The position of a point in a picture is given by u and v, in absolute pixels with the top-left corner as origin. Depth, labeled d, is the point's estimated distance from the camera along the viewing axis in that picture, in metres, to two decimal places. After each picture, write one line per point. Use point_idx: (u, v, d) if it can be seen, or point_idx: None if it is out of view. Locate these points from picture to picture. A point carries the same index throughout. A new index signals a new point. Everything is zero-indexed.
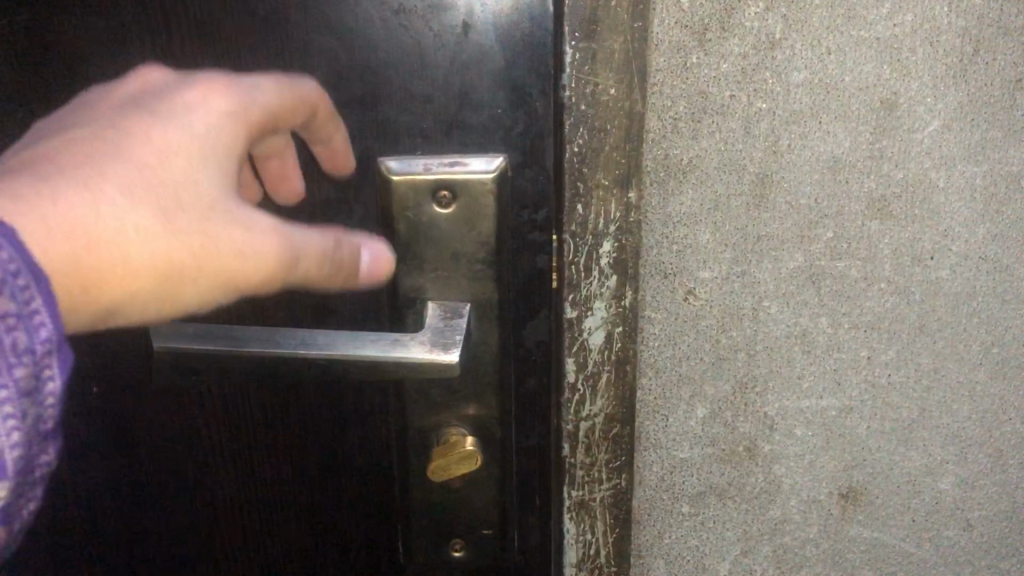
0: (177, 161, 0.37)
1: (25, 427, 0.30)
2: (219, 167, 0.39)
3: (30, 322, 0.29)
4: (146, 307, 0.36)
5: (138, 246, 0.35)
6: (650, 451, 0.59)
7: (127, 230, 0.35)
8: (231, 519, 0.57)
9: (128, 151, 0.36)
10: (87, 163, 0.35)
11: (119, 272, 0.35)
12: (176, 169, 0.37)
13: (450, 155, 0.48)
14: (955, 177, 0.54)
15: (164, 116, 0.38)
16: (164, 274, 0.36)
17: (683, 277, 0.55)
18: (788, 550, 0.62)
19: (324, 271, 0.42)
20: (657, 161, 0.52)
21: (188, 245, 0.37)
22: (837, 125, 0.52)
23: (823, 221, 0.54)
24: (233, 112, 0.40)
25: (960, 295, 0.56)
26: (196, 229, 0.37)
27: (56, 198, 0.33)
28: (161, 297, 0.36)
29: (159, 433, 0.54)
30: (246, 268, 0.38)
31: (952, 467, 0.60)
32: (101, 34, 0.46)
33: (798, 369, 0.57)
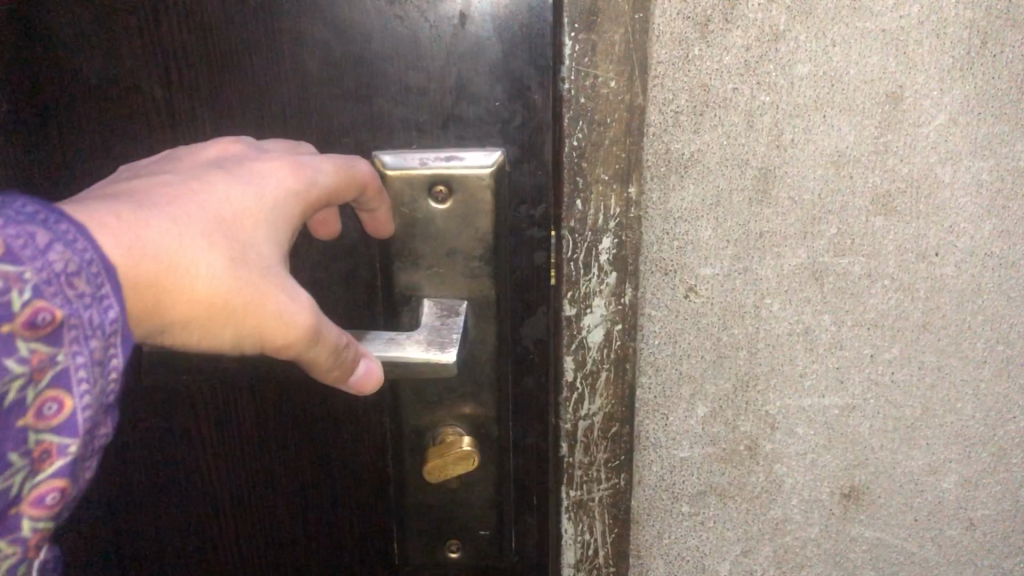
0: (248, 223, 0.38)
1: (94, 396, 0.31)
2: (280, 236, 0.39)
3: (101, 302, 0.30)
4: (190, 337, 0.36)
5: (204, 279, 0.35)
6: (649, 450, 0.58)
7: (197, 266, 0.35)
8: (236, 507, 0.59)
9: (212, 202, 0.37)
10: (174, 204, 0.36)
11: (181, 297, 0.35)
12: (247, 232, 0.37)
13: (446, 150, 0.49)
14: (961, 172, 0.53)
15: (245, 182, 0.39)
16: (216, 312, 0.35)
17: (684, 274, 0.53)
18: (788, 550, 0.61)
19: (331, 363, 0.41)
20: (658, 155, 0.51)
21: (244, 292, 0.36)
22: (841, 119, 0.51)
23: (826, 217, 0.53)
24: (298, 191, 0.41)
25: (964, 292, 0.55)
26: (254, 281, 0.36)
27: (143, 226, 0.34)
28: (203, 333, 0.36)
29: (158, 417, 0.56)
30: (286, 334, 0.37)
31: (955, 466, 0.59)
32: (100, 26, 0.47)
33: (800, 367, 0.56)
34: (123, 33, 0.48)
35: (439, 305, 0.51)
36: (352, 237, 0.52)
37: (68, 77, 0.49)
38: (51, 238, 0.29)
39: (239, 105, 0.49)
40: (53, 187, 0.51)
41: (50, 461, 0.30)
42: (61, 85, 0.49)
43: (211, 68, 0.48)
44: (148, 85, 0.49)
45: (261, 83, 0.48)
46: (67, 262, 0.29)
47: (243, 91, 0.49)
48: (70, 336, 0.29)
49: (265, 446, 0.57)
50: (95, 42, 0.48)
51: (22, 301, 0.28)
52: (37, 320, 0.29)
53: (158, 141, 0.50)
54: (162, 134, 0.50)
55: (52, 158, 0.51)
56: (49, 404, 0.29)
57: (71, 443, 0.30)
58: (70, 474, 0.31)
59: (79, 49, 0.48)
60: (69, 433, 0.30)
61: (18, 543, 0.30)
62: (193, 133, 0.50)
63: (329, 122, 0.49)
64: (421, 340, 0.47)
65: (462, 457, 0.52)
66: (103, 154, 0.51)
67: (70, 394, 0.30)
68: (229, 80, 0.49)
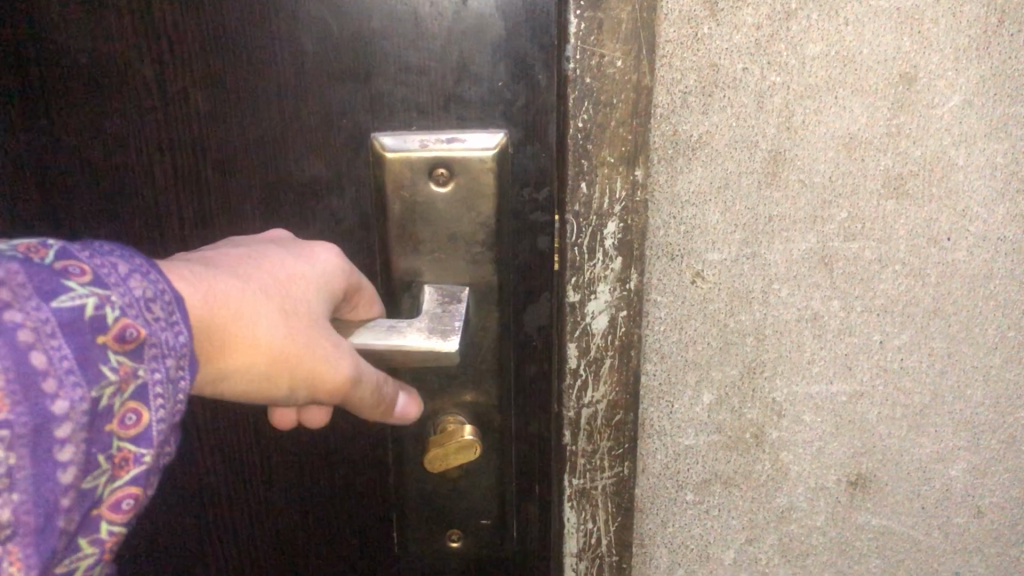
0: (301, 286, 0.41)
1: (167, 412, 0.32)
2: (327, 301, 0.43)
3: (172, 326, 0.32)
4: (247, 381, 0.39)
5: (265, 330, 0.38)
6: (653, 438, 0.56)
7: (259, 318, 0.38)
8: (231, 498, 0.57)
9: (274, 265, 0.40)
10: (244, 266, 0.39)
11: (244, 346, 0.38)
12: (300, 287, 0.41)
13: (448, 131, 0.48)
14: (975, 155, 0.51)
15: (299, 250, 0.43)
16: (273, 362, 0.38)
17: (691, 259, 0.52)
18: (794, 538, 0.60)
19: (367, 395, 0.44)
20: (665, 137, 0.49)
21: (299, 344, 0.39)
22: (853, 100, 0.49)
23: (836, 200, 0.52)
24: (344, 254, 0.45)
25: (976, 277, 0.54)
26: (305, 334, 0.40)
27: (218, 281, 0.37)
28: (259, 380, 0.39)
29: None
30: (331, 378, 0.41)
31: (964, 454, 0.58)
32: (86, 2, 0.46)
33: (807, 354, 0.55)
34: (110, 9, 0.46)
35: (441, 291, 0.49)
36: (351, 222, 0.51)
37: (52, 55, 0.47)
38: (131, 268, 0.32)
39: (232, 85, 0.47)
40: (40, 169, 0.50)
41: (127, 469, 0.31)
42: (44, 64, 0.47)
43: (204, 46, 0.47)
44: (138, 63, 0.47)
45: (256, 62, 0.47)
46: (145, 289, 0.32)
47: (236, 70, 0.47)
48: (150, 353, 0.31)
49: (261, 434, 0.56)
50: (81, 19, 0.46)
51: (114, 315, 0.30)
52: (125, 335, 0.30)
53: (149, 124, 0.49)
54: (152, 115, 0.48)
55: (37, 139, 0.49)
56: (130, 416, 0.31)
57: (146, 452, 0.31)
58: (145, 482, 0.31)
59: (64, 26, 0.46)
60: (146, 443, 0.31)
61: (94, 547, 0.31)
62: (184, 115, 0.48)
63: (326, 107, 0.48)
64: (423, 329, 0.45)
65: (465, 446, 0.51)
66: (90, 135, 0.49)
67: (148, 407, 0.31)
68: (221, 59, 0.47)
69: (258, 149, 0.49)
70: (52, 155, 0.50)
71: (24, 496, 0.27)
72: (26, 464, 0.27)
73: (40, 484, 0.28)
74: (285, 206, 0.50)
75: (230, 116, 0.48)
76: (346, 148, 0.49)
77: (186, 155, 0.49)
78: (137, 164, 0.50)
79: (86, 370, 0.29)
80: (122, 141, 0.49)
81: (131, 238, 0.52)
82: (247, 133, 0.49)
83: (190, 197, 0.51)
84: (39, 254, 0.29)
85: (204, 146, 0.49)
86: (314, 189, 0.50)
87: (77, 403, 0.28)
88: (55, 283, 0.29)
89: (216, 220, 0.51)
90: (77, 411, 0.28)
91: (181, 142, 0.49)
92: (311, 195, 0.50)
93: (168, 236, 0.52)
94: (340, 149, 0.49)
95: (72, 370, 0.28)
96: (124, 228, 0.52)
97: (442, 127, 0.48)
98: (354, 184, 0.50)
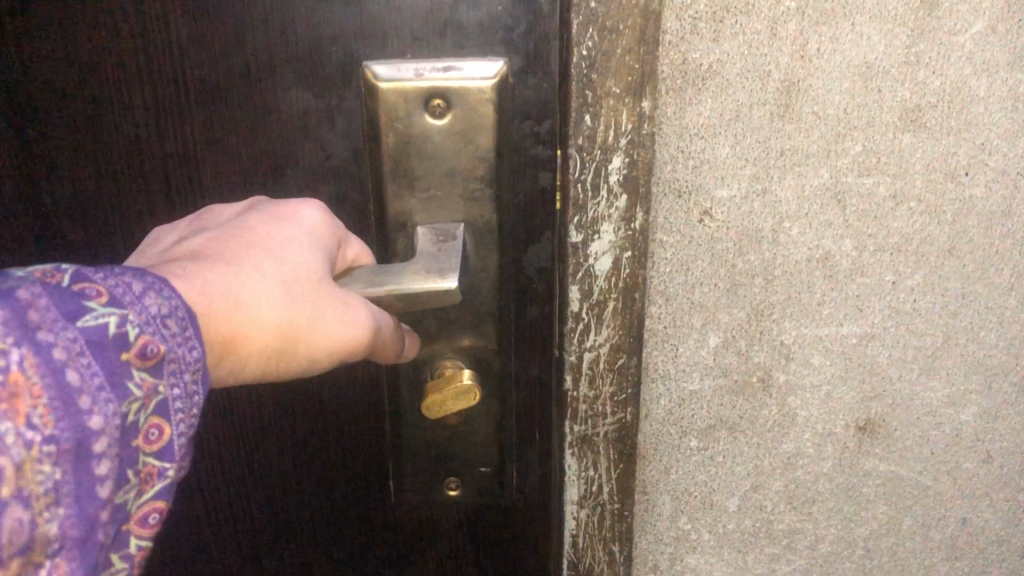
0: (294, 253, 0.38)
1: (186, 426, 0.31)
2: (327, 263, 0.40)
3: (187, 340, 0.31)
4: (264, 366, 0.37)
5: (268, 311, 0.36)
6: (657, 382, 0.55)
7: (258, 299, 0.36)
8: (219, 445, 0.56)
9: (258, 241, 0.38)
10: (226, 250, 0.37)
11: (250, 332, 0.35)
12: (292, 254, 0.38)
13: (444, 60, 0.45)
14: (997, 86, 0.49)
15: (278, 217, 0.40)
16: (283, 340, 0.37)
17: (699, 196, 0.50)
18: (800, 485, 0.58)
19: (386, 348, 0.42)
20: (674, 66, 0.47)
21: (305, 316, 0.37)
22: (872, 27, 0.47)
23: (851, 132, 0.49)
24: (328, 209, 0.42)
25: (994, 216, 0.52)
26: (308, 304, 0.37)
27: (207, 271, 0.35)
28: (275, 362, 0.37)
29: None
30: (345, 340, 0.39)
31: (975, 397, 0.57)
32: None
33: (817, 295, 0.53)
34: None
35: (434, 233, 0.47)
36: (340, 157, 0.48)
37: None
38: (147, 285, 0.31)
39: (215, 10, 0.45)
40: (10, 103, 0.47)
41: (151, 484, 0.30)
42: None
43: None
44: None
45: None
46: (160, 306, 0.31)
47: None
48: (168, 369, 0.30)
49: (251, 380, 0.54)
50: None
51: (136, 332, 0.29)
52: (147, 350, 0.29)
53: (125, 53, 0.46)
54: (129, 44, 0.45)
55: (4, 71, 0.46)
56: (153, 431, 0.30)
57: (169, 466, 0.31)
58: (167, 497, 0.31)
59: None
60: (168, 457, 0.31)
61: (123, 562, 0.31)
62: (163, 44, 0.45)
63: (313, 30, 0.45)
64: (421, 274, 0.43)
65: (464, 395, 0.49)
66: (63, 67, 0.46)
67: (169, 422, 0.30)
68: None
69: (242, 80, 0.46)
70: (21, 88, 0.46)
71: (69, 518, 0.27)
72: (68, 483, 0.27)
73: (82, 501, 0.27)
74: (273, 142, 0.48)
75: (212, 44, 0.45)
76: (336, 78, 0.46)
77: (166, 87, 0.46)
78: (113, 98, 0.47)
79: (115, 388, 0.28)
80: (97, 72, 0.46)
81: (108, 178, 0.49)
82: (230, 63, 0.46)
83: (169, 132, 0.48)
84: (55, 275, 0.29)
85: (185, 78, 0.46)
86: (303, 120, 0.47)
87: (110, 420, 0.28)
88: (77, 303, 0.28)
89: (199, 157, 0.48)
90: (111, 428, 0.28)
91: (160, 73, 0.46)
92: (300, 129, 0.47)
93: (148, 175, 0.49)
94: (329, 80, 0.46)
95: (104, 388, 0.28)
96: (100, 167, 0.49)
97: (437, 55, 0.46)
98: (344, 116, 0.47)
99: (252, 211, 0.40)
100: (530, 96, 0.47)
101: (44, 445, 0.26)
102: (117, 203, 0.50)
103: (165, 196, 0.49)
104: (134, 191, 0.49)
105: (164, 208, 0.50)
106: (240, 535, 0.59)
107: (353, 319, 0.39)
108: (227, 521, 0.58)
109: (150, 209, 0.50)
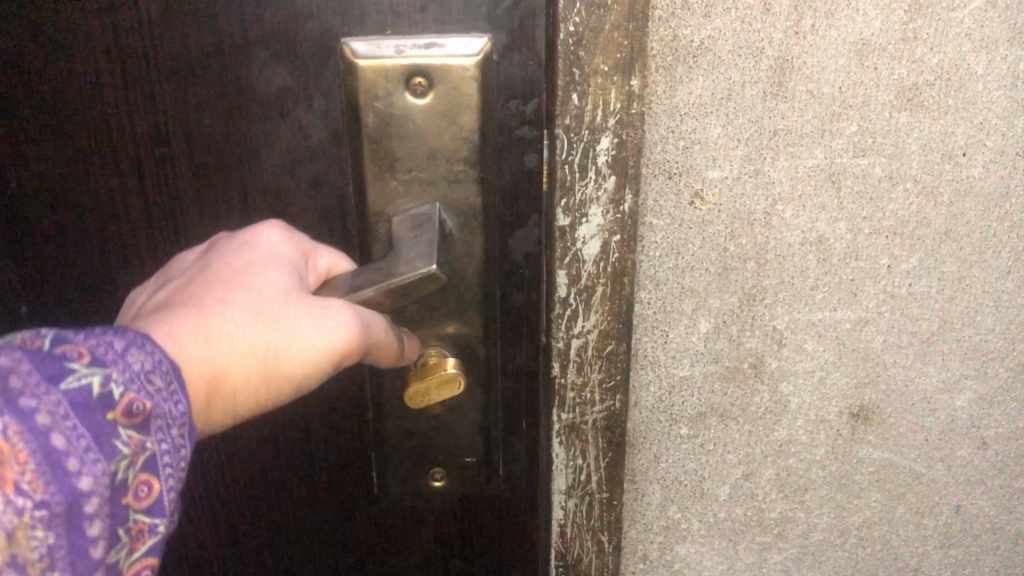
0: (258, 278, 0.39)
1: (177, 479, 0.31)
2: (295, 280, 0.40)
3: (172, 395, 0.32)
4: (258, 393, 0.37)
5: (243, 339, 0.36)
6: (646, 369, 0.53)
7: (230, 330, 0.36)
8: None
9: (224, 276, 0.38)
10: (195, 292, 0.37)
11: (232, 365, 0.36)
12: (257, 279, 0.39)
13: (426, 37, 0.45)
14: (996, 63, 0.48)
15: (238, 250, 0.40)
16: (266, 362, 0.37)
17: (690, 178, 0.48)
18: (792, 473, 0.57)
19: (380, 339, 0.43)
20: (663, 43, 0.45)
21: (283, 335, 0.37)
22: (868, 2, 0.46)
23: (846, 112, 0.48)
24: (284, 232, 0.43)
25: (992, 197, 0.51)
26: (284, 320, 0.38)
27: (170, 320, 0.35)
28: (266, 386, 0.37)
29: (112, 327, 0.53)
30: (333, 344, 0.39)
31: (971, 384, 0.56)
32: None
33: (811, 279, 0.52)
34: None
35: (411, 216, 0.47)
36: (320, 138, 0.48)
37: None
38: (127, 343, 0.31)
39: None
40: None
41: (144, 540, 0.30)
42: None
43: None
44: None
45: None
46: (143, 361, 0.31)
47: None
48: (156, 424, 0.30)
49: None
50: None
51: (121, 390, 0.29)
52: (133, 407, 0.29)
53: (97, 28, 0.45)
54: (102, 18, 0.45)
55: None
56: (144, 489, 0.30)
57: (160, 521, 0.30)
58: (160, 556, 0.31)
59: None
60: (160, 514, 0.30)
61: None
62: (137, 18, 0.45)
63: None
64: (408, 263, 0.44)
65: (442, 384, 0.49)
66: (35, 41, 0.46)
67: (159, 478, 0.30)
68: None
69: (217, 57, 0.46)
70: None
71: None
72: (61, 544, 0.27)
73: (74, 565, 0.27)
74: (250, 122, 0.47)
75: (188, 21, 0.45)
76: (315, 56, 0.46)
77: (139, 63, 0.46)
78: (85, 74, 0.46)
79: (102, 447, 0.28)
80: (69, 46, 0.46)
81: (80, 157, 0.48)
82: (206, 41, 0.45)
83: (143, 105, 0.47)
84: (35, 341, 0.29)
85: (157, 55, 0.46)
86: (280, 101, 0.47)
87: (100, 480, 0.28)
88: (59, 368, 0.28)
89: (172, 135, 0.48)
90: (101, 488, 0.28)
91: (132, 50, 0.46)
92: (278, 110, 0.47)
93: (121, 153, 0.48)
94: (306, 59, 0.46)
95: (91, 448, 0.28)
96: (71, 144, 0.48)
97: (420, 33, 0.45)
98: (323, 96, 0.46)
99: (209, 255, 0.40)
100: (517, 73, 0.46)
101: (37, 510, 0.27)
102: (89, 180, 0.49)
103: (138, 173, 0.49)
104: (107, 169, 0.49)
105: (137, 187, 0.49)
106: (219, 520, 0.58)
107: (336, 321, 0.39)
108: (206, 506, 0.57)
109: (122, 187, 0.49)
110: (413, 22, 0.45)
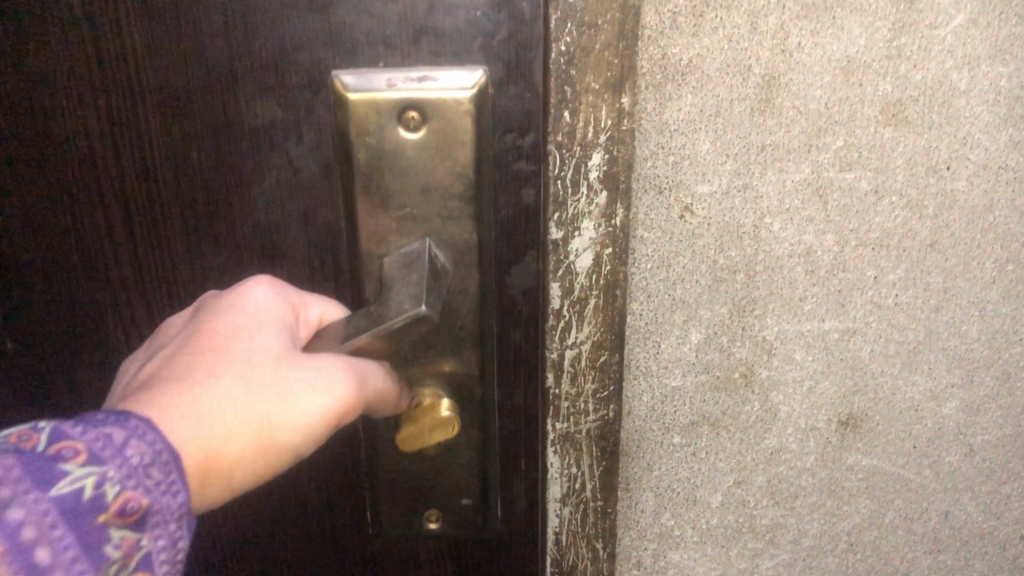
0: (242, 347, 0.35)
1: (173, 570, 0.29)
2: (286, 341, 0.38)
3: (173, 486, 0.29)
4: (252, 467, 0.34)
5: (236, 412, 0.33)
6: (639, 379, 0.54)
7: (221, 405, 0.33)
8: None
9: (209, 348, 0.35)
10: (182, 363, 0.34)
11: (224, 443, 0.32)
12: (244, 346, 0.35)
13: (419, 70, 0.40)
14: (978, 79, 0.49)
15: (223, 312, 0.37)
16: (260, 434, 0.34)
17: (680, 192, 0.49)
18: (783, 480, 0.58)
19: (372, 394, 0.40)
20: (653, 61, 0.46)
21: (275, 403, 0.34)
22: (852, 20, 0.47)
23: (833, 127, 0.49)
24: (273, 288, 0.40)
25: (976, 209, 0.52)
26: (275, 388, 0.35)
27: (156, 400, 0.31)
28: (261, 458, 0.34)
29: None
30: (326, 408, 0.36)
31: (957, 392, 0.57)
32: None
33: (800, 290, 0.53)
34: None
35: (402, 256, 0.43)
36: None
37: None
38: (128, 434, 0.28)
39: None
40: None
41: None
42: None
43: None
44: None
45: None
46: (144, 453, 0.28)
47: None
48: (153, 521, 0.28)
49: None
50: None
51: (114, 492, 0.27)
52: (127, 509, 0.27)
53: None
54: None
55: None
56: None
57: None
58: None
59: None
60: None
61: None
62: None
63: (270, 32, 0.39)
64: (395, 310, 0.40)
65: (437, 429, 0.46)
66: None
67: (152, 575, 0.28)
68: None
69: None
70: None
71: None
72: None
73: None
74: None
75: None
76: None
77: None
78: None
79: (89, 556, 0.26)
80: None
81: None
82: None
83: None
84: (30, 440, 0.26)
85: None
86: None
87: None
88: (49, 471, 0.26)
89: None
90: None
91: None
92: None
93: None
94: None
95: (77, 560, 0.26)
96: None
97: (412, 66, 0.40)
98: None
99: (193, 322, 0.37)
100: (512, 107, 0.41)
101: None
102: None
103: None
104: None
105: None
106: None
107: (329, 381, 0.36)
108: None
109: None
110: (401, 45, 0.40)
